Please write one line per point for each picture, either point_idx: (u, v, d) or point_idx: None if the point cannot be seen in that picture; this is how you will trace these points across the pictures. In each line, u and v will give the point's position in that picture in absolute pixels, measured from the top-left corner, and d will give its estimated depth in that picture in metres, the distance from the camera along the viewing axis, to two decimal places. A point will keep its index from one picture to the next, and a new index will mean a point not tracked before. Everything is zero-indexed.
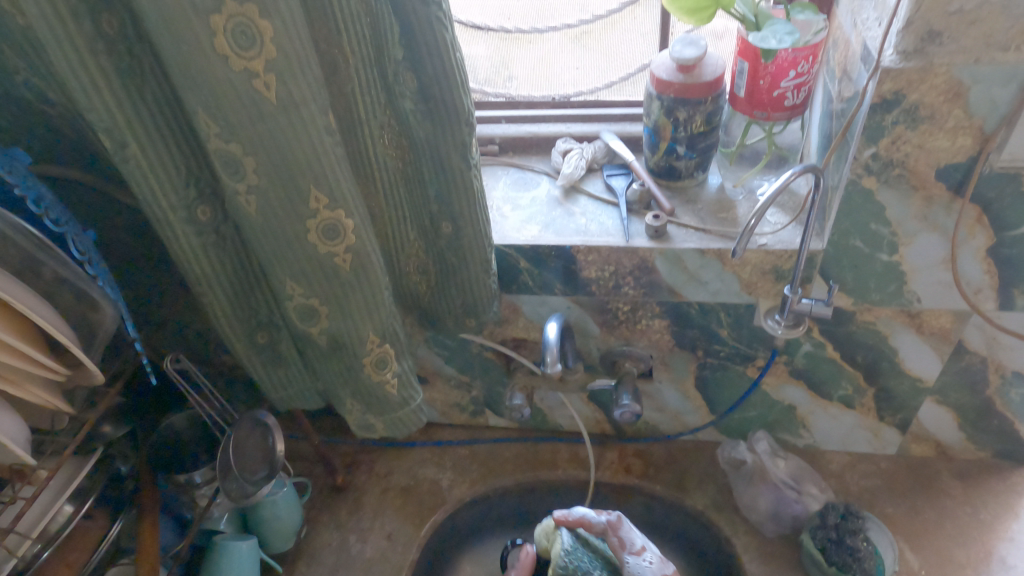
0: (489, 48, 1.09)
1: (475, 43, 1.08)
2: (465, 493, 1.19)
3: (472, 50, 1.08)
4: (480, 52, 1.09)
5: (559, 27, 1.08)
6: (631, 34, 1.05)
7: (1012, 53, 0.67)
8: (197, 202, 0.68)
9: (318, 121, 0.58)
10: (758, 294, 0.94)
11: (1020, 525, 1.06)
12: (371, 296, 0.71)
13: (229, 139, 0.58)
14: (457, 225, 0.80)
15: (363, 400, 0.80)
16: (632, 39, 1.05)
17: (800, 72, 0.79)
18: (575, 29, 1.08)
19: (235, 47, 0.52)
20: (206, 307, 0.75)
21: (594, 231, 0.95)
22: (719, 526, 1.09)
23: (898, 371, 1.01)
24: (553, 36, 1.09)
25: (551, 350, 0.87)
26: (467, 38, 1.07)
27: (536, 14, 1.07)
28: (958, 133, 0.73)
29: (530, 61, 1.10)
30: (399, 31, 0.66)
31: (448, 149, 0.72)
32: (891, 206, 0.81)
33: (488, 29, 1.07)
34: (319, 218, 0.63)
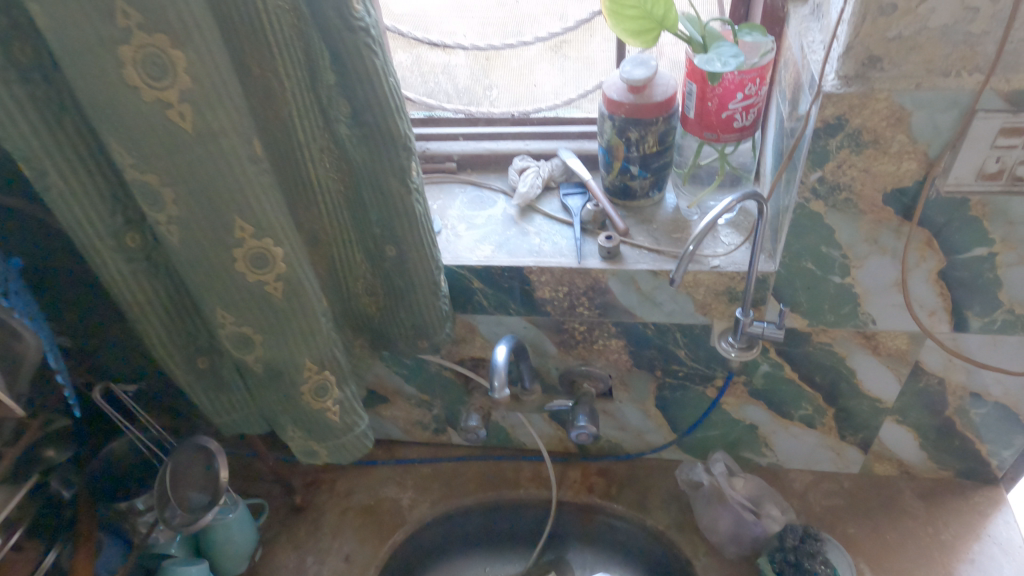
0: (467, 58, 1.04)
1: (452, 54, 1.03)
2: (425, 513, 1.17)
3: (451, 60, 1.04)
4: (460, 62, 1.04)
5: (536, 40, 1.01)
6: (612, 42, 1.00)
7: (953, 79, 0.66)
8: (126, 229, 0.66)
9: (239, 150, 0.57)
10: (713, 315, 0.93)
11: (981, 546, 1.05)
12: (306, 324, 0.69)
13: (144, 170, 0.56)
14: (401, 249, 0.79)
15: (304, 428, 0.79)
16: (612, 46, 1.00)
17: (748, 94, 0.78)
18: (554, 39, 1.00)
19: (144, 77, 0.51)
20: (141, 333, 0.74)
21: (547, 251, 0.94)
22: (680, 547, 1.08)
23: (857, 392, 1.00)
24: (533, 47, 1.01)
25: (500, 374, 0.85)
26: (445, 51, 1.03)
27: (516, 22, 0.99)
28: (903, 158, 0.72)
29: (510, 72, 1.04)
30: (331, 56, 0.65)
31: (386, 174, 0.71)
32: (840, 229, 0.80)
33: (466, 43, 1.02)
34: (246, 247, 0.62)
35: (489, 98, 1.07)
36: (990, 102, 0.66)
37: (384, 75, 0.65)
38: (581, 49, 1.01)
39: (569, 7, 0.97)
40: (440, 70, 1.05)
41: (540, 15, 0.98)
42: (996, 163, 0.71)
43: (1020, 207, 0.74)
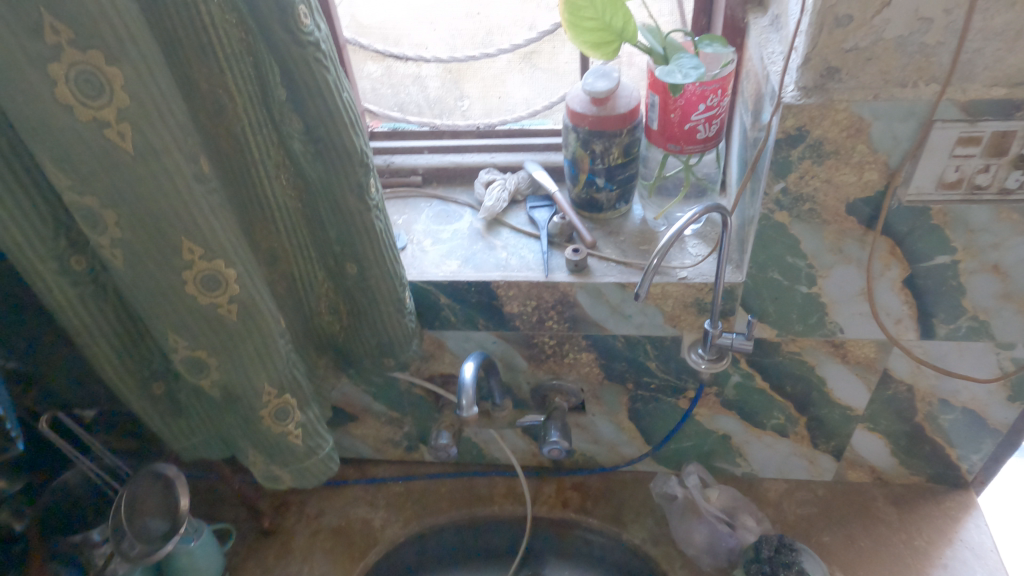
0: (436, 70, 1.00)
1: (421, 66, 0.99)
2: (398, 533, 1.15)
3: (420, 71, 1.00)
4: (429, 75, 1.00)
5: (508, 51, 0.97)
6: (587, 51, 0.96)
7: (910, 90, 0.66)
8: (70, 251, 0.64)
9: (185, 170, 0.55)
10: (682, 326, 0.92)
11: (953, 551, 1.05)
12: (262, 346, 0.67)
13: (83, 192, 0.54)
14: (362, 266, 0.77)
15: (265, 452, 0.76)
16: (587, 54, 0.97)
17: (710, 105, 0.78)
18: (523, 50, 0.97)
19: (78, 96, 0.49)
20: (91, 358, 0.71)
21: (514, 265, 0.92)
22: (656, 561, 1.07)
23: (827, 400, 1.00)
24: (502, 58, 0.98)
25: (466, 393, 0.82)
26: (413, 67, 0.99)
27: (486, 32, 0.95)
28: (864, 168, 0.72)
29: (481, 81, 1.01)
30: (281, 71, 0.63)
31: (343, 190, 0.69)
32: (804, 239, 0.80)
33: (435, 58, 0.98)
34: (195, 269, 0.60)
35: (460, 108, 1.05)
36: (946, 112, 0.67)
37: (338, 90, 0.63)
38: (553, 60, 0.98)
39: (538, 16, 0.93)
40: (410, 81, 1.01)
41: (509, 26, 0.94)
42: (955, 172, 0.71)
43: (980, 216, 0.75)
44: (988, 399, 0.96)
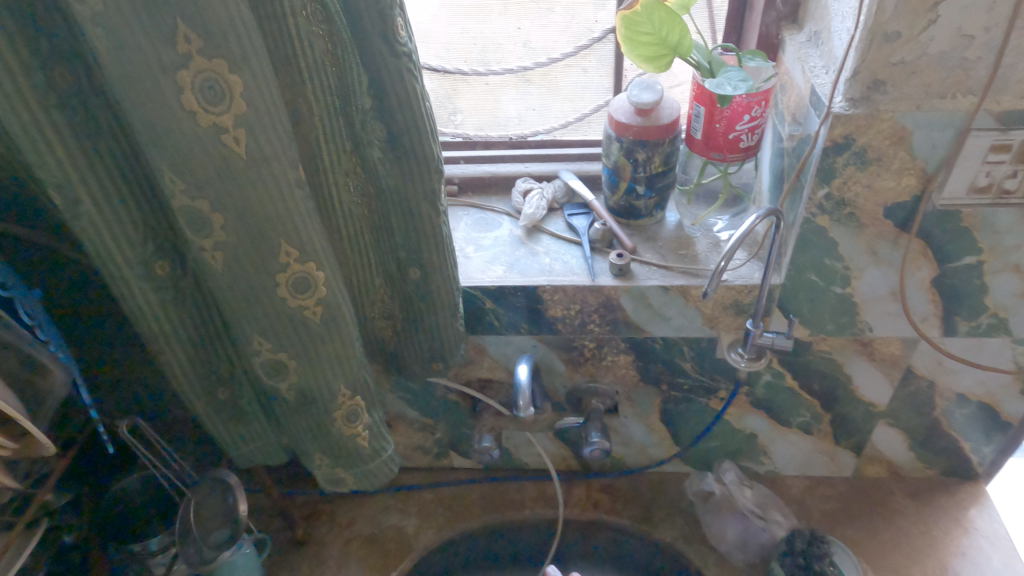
0: (429, 82, 1.02)
1: None
2: (431, 539, 1.15)
3: None
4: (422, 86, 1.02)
5: (502, 71, 1.00)
6: (575, 71, 1.00)
7: (949, 101, 0.71)
8: (154, 257, 0.64)
9: (289, 174, 0.57)
10: (719, 328, 0.96)
11: (969, 540, 1.11)
12: (342, 349, 0.69)
13: (195, 196, 0.55)
14: (425, 271, 0.79)
15: (332, 454, 0.78)
16: (575, 73, 1.00)
17: (753, 116, 0.82)
18: (518, 73, 1.00)
19: (201, 102, 0.51)
20: (162, 366, 0.71)
21: (558, 270, 0.95)
22: (690, 559, 1.10)
23: (852, 397, 1.04)
24: (496, 78, 1.01)
25: (524, 394, 0.86)
26: None
27: (481, 48, 0.97)
28: (903, 174, 0.77)
29: (473, 97, 1.03)
30: (367, 81, 0.65)
31: (416, 197, 0.72)
32: (842, 242, 0.84)
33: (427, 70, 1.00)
34: (290, 272, 0.61)
35: (453, 121, 1.07)
36: (982, 122, 0.72)
37: (421, 100, 0.66)
38: (545, 77, 1.00)
39: (533, 35, 0.96)
40: None
41: (504, 43, 0.96)
42: (986, 177, 0.76)
43: (1006, 219, 0.80)
44: (1002, 393, 1.01)
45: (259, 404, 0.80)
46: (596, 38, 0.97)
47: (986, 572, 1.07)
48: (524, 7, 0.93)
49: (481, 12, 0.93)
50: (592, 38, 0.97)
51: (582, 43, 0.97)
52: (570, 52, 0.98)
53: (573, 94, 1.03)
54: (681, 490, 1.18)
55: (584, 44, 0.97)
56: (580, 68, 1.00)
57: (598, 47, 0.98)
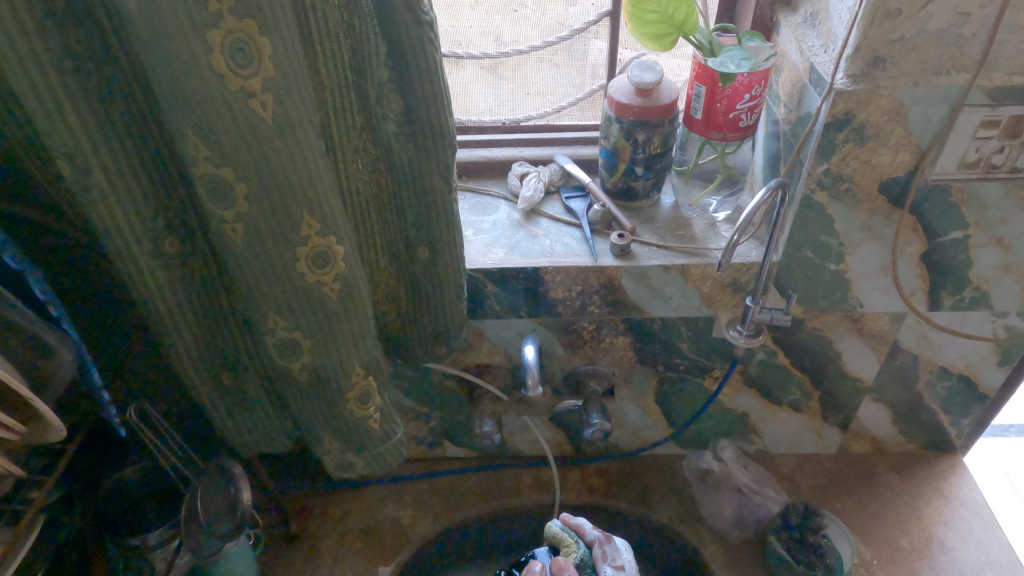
0: None
1: None
2: (428, 529, 1.13)
3: None
4: None
5: (474, 58, 1.01)
6: (546, 66, 1.03)
7: (944, 77, 0.74)
8: (165, 234, 0.62)
9: (313, 143, 0.56)
10: (717, 306, 0.98)
11: (951, 508, 1.15)
12: (358, 327, 0.67)
13: (220, 163, 0.54)
14: (435, 249, 0.77)
15: (343, 439, 0.76)
16: (546, 68, 1.03)
17: (754, 95, 0.84)
18: (487, 61, 1.02)
19: (230, 64, 0.50)
20: (167, 351, 0.68)
21: (560, 252, 0.96)
22: (687, 538, 1.11)
23: (841, 374, 1.07)
24: (467, 66, 1.02)
25: (532, 372, 0.89)
26: None
27: (451, 42, 0.99)
28: (899, 150, 0.80)
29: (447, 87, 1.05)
30: (385, 50, 0.64)
31: (430, 172, 0.71)
32: (838, 218, 0.87)
33: None
34: (310, 246, 0.60)
35: None
36: (975, 98, 0.75)
37: (439, 72, 0.65)
38: (516, 70, 1.03)
39: (505, 31, 0.98)
40: None
41: (474, 36, 0.98)
42: (975, 152, 0.80)
43: (992, 193, 0.84)
44: (981, 364, 1.04)
45: (263, 389, 0.76)
46: (565, 34, 1.00)
47: (968, 539, 1.11)
48: (496, 2, 0.96)
49: (453, 7, 0.96)
50: (562, 34, 1.00)
51: (556, 37, 1.00)
52: (540, 45, 1.00)
53: (542, 90, 1.06)
54: (675, 471, 1.20)
55: (552, 41, 1.00)
56: (550, 63, 1.03)
57: (570, 43, 1.01)
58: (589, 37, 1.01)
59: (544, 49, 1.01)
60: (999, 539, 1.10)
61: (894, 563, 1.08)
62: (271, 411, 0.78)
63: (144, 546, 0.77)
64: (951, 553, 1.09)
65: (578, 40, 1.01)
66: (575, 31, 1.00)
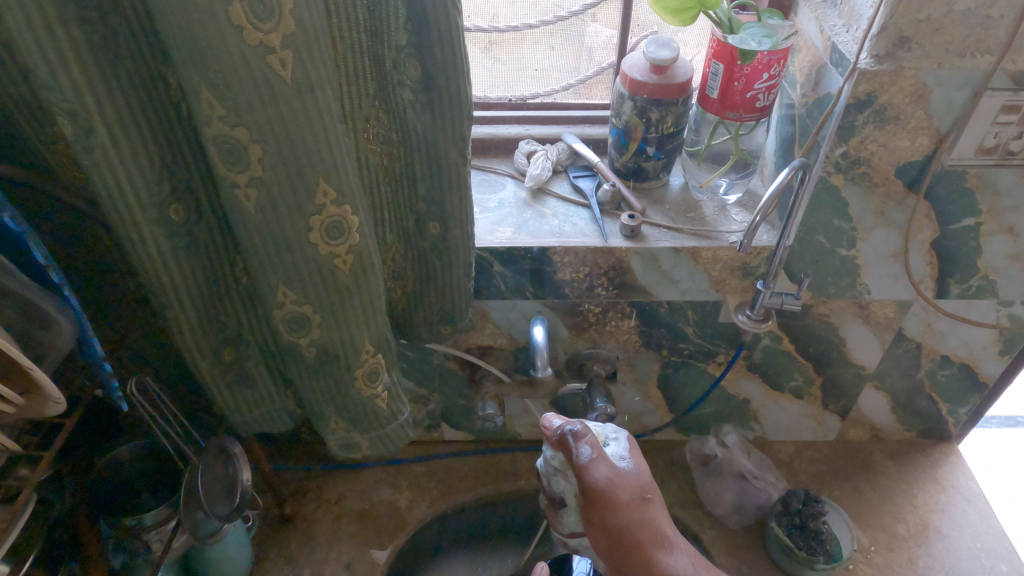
0: None
1: None
2: (426, 512, 1.12)
3: None
4: None
5: (473, 35, 0.98)
6: (542, 49, 1.01)
7: (968, 60, 0.73)
8: (170, 199, 0.59)
9: (332, 105, 0.53)
10: (725, 290, 0.97)
11: (946, 496, 1.16)
12: (369, 302, 0.65)
13: (234, 124, 0.51)
14: (446, 225, 0.75)
15: (349, 418, 0.74)
16: (543, 49, 1.01)
17: (772, 74, 0.83)
18: (485, 40, 0.99)
19: (249, 16, 0.47)
20: (168, 323, 0.65)
21: (568, 232, 0.94)
22: (686, 523, 1.11)
23: (845, 361, 1.06)
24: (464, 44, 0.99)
25: (541, 354, 0.88)
26: None
27: None
28: (918, 134, 0.79)
29: None
30: (404, 13, 0.61)
31: (445, 145, 0.68)
32: (852, 203, 0.86)
33: None
34: (324, 215, 0.57)
35: None
36: (998, 82, 0.74)
37: (461, 37, 0.62)
38: (513, 51, 1.00)
39: (501, 10, 0.96)
40: None
41: (472, 14, 0.95)
42: (993, 138, 0.79)
43: (1007, 180, 0.83)
44: (982, 353, 1.04)
45: (266, 366, 0.74)
46: (565, 15, 0.97)
47: (964, 526, 1.12)
48: None
49: None
50: (561, 15, 0.98)
51: (554, 16, 0.97)
52: (538, 25, 0.98)
53: (539, 71, 1.04)
54: (675, 457, 1.19)
55: (550, 20, 0.98)
56: (547, 45, 1.00)
57: (568, 25, 0.99)
58: (587, 19, 0.99)
59: (540, 29, 0.98)
60: (993, 526, 1.11)
61: (892, 549, 1.09)
62: (273, 389, 0.76)
63: (138, 527, 0.75)
64: (946, 540, 1.10)
65: (576, 22, 0.99)
66: (573, 13, 0.98)
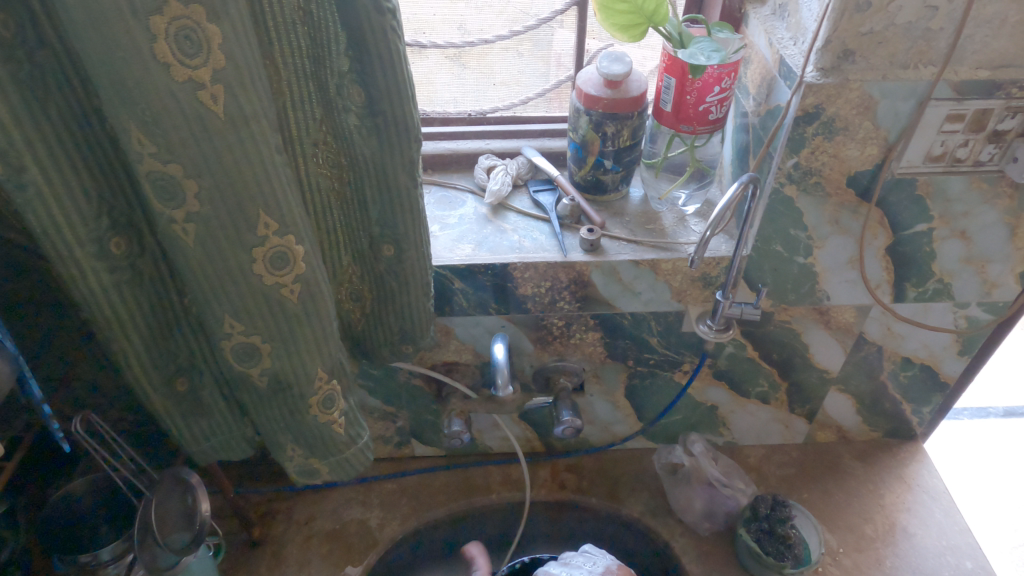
0: None
1: None
2: (396, 530, 1.11)
3: None
4: None
5: (438, 46, 0.97)
6: (511, 55, 1.00)
7: (911, 71, 0.74)
8: (110, 233, 0.58)
9: (269, 137, 0.53)
10: (687, 301, 0.97)
11: (913, 495, 1.17)
12: (320, 329, 0.64)
13: (166, 160, 0.51)
14: (400, 248, 0.74)
15: (306, 445, 0.73)
16: (510, 57, 1.00)
17: (724, 87, 0.83)
18: (453, 49, 0.98)
19: (176, 53, 0.47)
20: (114, 357, 0.64)
21: (528, 247, 0.94)
22: (657, 533, 1.11)
23: (808, 365, 1.07)
24: (432, 54, 0.98)
25: (502, 372, 0.87)
26: None
27: (415, 31, 0.95)
28: (867, 144, 0.80)
29: None
30: (344, 40, 0.61)
31: (394, 168, 0.68)
32: (807, 212, 0.87)
33: None
34: (267, 246, 0.57)
35: None
36: (941, 92, 0.75)
37: (403, 62, 0.62)
38: (482, 58, 0.99)
39: (468, 17, 0.95)
40: None
41: (439, 24, 0.95)
42: (941, 146, 0.80)
43: (956, 186, 0.84)
44: (943, 354, 1.06)
45: (222, 396, 0.73)
46: (522, 29, 0.97)
47: (930, 524, 1.13)
48: None
49: None
50: (519, 28, 0.97)
51: (522, 26, 0.97)
52: (496, 40, 0.97)
53: (508, 79, 1.02)
54: (646, 466, 1.19)
55: (507, 34, 0.97)
56: (516, 52, 1.00)
57: (536, 33, 0.98)
58: (554, 27, 0.98)
59: (510, 39, 0.98)
60: (959, 524, 1.13)
61: (860, 551, 1.10)
62: (229, 419, 0.74)
63: (94, 563, 0.74)
64: (913, 540, 1.11)
65: (544, 30, 0.98)
66: (530, 28, 0.97)
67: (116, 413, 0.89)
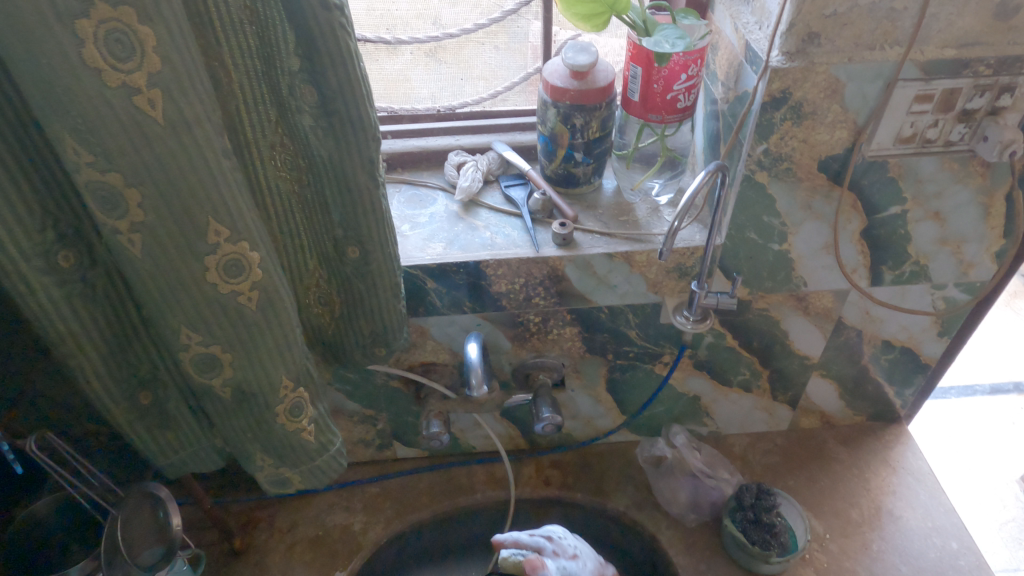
0: None
1: None
2: (380, 535, 1.09)
3: None
4: None
5: (410, 41, 0.96)
6: (487, 49, 0.99)
7: (878, 52, 0.73)
8: (57, 246, 0.56)
9: (215, 143, 0.51)
10: (664, 292, 0.96)
11: (899, 478, 1.17)
12: (281, 336, 0.62)
13: (105, 169, 0.49)
14: (365, 250, 0.72)
15: (276, 454, 0.71)
16: (485, 50, 0.99)
17: (690, 75, 0.82)
18: (426, 45, 0.97)
19: (107, 57, 0.45)
20: (71, 372, 0.62)
21: (501, 243, 0.93)
22: (643, 526, 1.10)
23: (789, 352, 1.07)
24: (406, 51, 0.97)
25: (476, 371, 0.86)
26: None
27: (389, 26, 0.94)
28: (836, 127, 0.79)
29: (383, 76, 1.00)
30: (293, 38, 0.60)
31: (353, 169, 0.66)
32: (779, 199, 0.86)
33: None
34: (219, 254, 0.55)
35: None
36: (908, 72, 0.74)
37: (355, 59, 0.60)
38: (456, 53, 0.98)
39: (443, 12, 0.94)
40: None
41: (413, 20, 0.94)
42: (911, 127, 0.79)
43: (928, 167, 0.84)
44: (922, 336, 1.05)
45: (188, 408, 0.71)
46: (488, 22, 0.96)
47: (916, 506, 1.13)
48: None
49: None
50: (489, 19, 0.96)
51: (490, 18, 0.96)
52: (460, 33, 0.96)
53: (481, 73, 1.01)
54: (630, 459, 1.19)
55: (472, 28, 0.96)
56: (491, 45, 0.99)
57: (507, 24, 0.97)
58: (527, 18, 0.97)
59: (479, 32, 0.97)
60: (944, 505, 1.12)
61: (846, 536, 1.09)
62: (196, 430, 0.72)
63: None
64: (900, 522, 1.11)
65: (515, 21, 0.97)
66: (495, 20, 0.96)
67: (84, 428, 0.87)
